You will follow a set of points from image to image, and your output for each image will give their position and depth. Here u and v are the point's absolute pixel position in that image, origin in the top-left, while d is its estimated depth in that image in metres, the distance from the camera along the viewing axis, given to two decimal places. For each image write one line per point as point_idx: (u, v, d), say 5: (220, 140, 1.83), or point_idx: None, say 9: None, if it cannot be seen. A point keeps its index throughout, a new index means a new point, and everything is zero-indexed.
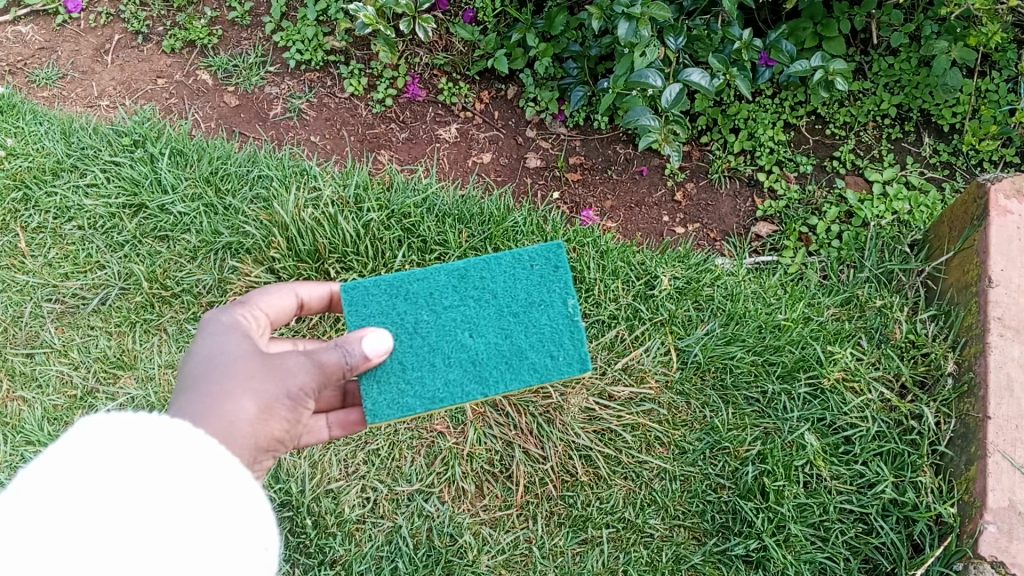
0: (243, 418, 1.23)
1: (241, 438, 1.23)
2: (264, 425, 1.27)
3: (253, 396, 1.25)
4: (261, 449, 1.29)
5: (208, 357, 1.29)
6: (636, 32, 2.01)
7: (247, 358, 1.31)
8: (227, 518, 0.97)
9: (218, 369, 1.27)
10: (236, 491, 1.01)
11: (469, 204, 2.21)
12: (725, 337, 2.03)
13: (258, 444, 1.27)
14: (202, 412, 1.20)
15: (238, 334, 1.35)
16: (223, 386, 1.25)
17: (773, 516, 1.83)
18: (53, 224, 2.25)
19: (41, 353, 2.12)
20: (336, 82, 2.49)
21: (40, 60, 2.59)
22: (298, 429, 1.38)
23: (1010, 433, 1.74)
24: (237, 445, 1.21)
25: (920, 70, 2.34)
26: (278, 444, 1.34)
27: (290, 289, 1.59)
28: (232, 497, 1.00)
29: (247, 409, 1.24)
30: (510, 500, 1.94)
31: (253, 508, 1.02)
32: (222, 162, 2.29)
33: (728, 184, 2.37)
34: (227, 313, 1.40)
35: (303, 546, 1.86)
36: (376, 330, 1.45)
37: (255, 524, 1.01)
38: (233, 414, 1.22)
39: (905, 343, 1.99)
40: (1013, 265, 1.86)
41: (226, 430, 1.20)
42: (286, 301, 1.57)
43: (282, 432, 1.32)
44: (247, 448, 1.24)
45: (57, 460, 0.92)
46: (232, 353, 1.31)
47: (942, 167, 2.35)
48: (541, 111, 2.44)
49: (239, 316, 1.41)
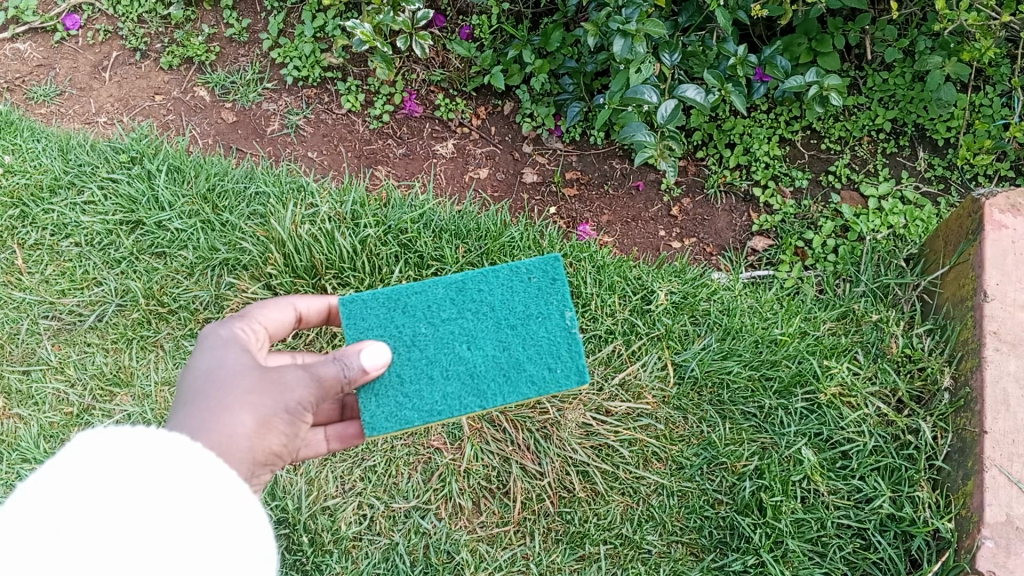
0: (241, 432, 1.22)
1: (238, 452, 1.22)
2: (262, 439, 1.26)
3: (251, 411, 1.25)
4: (260, 463, 1.29)
5: (206, 371, 1.29)
6: (632, 49, 2.03)
7: (245, 372, 1.30)
8: (227, 532, 0.96)
9: (217, 383, 1.27)
10: (233, 502, 1.00)
11: (466, 219, 2.22)
12: (722, 352, 2.03)
13: (256, 458, 1.26)
14: (200, 426, 1.20)
15: (237, 349, 1.35)
16: (221, 400, 1.24)
17: (771, 532, 1.82)
18: (51, 241, 2.26)
19: (37, 370, 2.11)
20: (334, 98, 2.51)
21: (39, 77, 2.61)
22: (296, 442, 1.37)
23: (1007, 448, 1.73)
24: (235, 459, 1.21)
25: (914, 84, 2.36)
26: (277, 458, 1.34)
27: (288, 302, 1.59)
28: (231, 511, 0.99)
29: (245, 424, 1.23)
30: (508, 516, 1.92)
31: (250, 519, 1.01)
32: (220, 178, 2.30)
33: (724, 199, 2.39)
34: (226, 327, 1.39)
35: (299, 565, 1.84)
36: (375, 342, 1.45)
37: (254, 539, 1.01)
38: (231, 429, 1.21)
39: (902, 357, 1.99)
40: (1008, 279, 1.87)
41: (224, 445, 1.20)
42: (284, 314, 1.56)
43: (281, 446, 1.32)
44: (246, 462, 1.24)
45: (56, 474, 0.92)
46: (230, 367, 1.30)
47: (936, 181, 2.37)
48: (538, 126, 2.46)
49: (238, 330, 1.40)
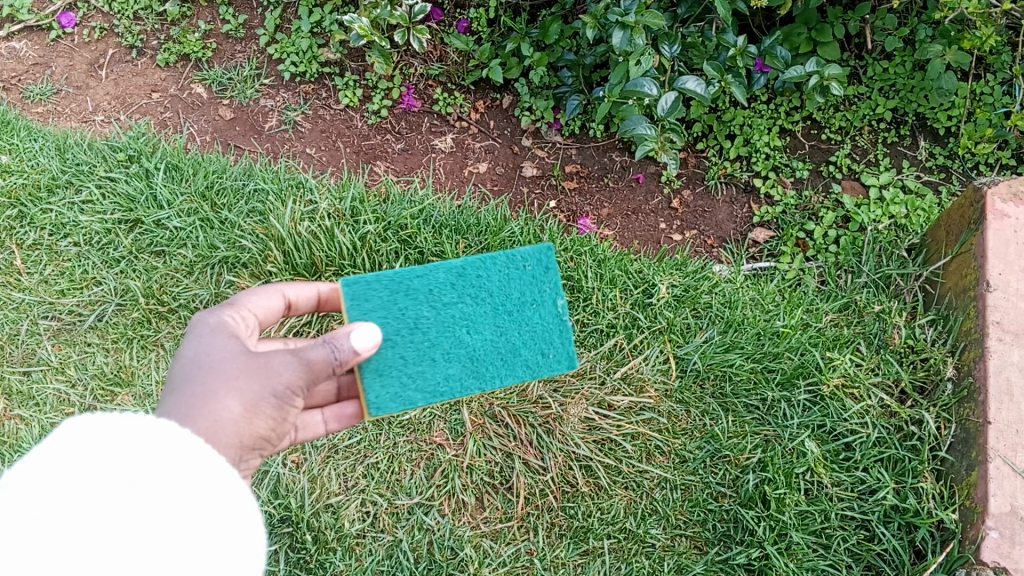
0: (228, 417, 1.21)
1: (226, 437, 1.20)
2: (250, 423, 1.24)
3: (238, 396, 1.23)
4: (249, 448, 1.27)
5: (195, 358, 1.28)
6: (631, 41, 2.01)
7: (234, 358, 1.28)
8: (217, 525, 0.95)
9: (204, 371, 1.25)
10: (223, 491, 0.99)
11: (466, 214, 2.21)
12: (724, 345, 2.03)
13: (245, 443, 1.25)
14: (188, 412, 1.19)
15: (225, 336, 1.33)
16: (209, 386, 1.23)
17: (775, 525, 1.82)
18: (50, 241, 2.25)
19: (38, 371, 2.10)
20: (331, 94, 2.49)
21: (35, 76, 2.59)
22: (286, 425, 1.35)
23: (1011, 438, 1.73)
24: (222, 445, 1.19)
25: (915, 73, 2.35)
26: (267, 442, 1.32)
27: (277, 290, 1.57)
28: (220, 499, 0.97)
29: (233, 409, 1.22)
30: (511, 511, 1.92)
31: (240, 509, 1.00)
32: (218, 176, 2.29)
33: (724, 191, 2.37)
34: (214, 315, 1.38)
35: (303, 562, 1.84)
36: (366, 322, 1.41)
37: (245, 532, 0.99)
38: (218, 414, 1.20)
39: (904, 348, 1.99)
40: (1011, 269, 1.86)
41: (211, 430, 1.19)
42: (268, 303, 1.53)
43: (270, 430, 1.30)
44: (234, 447, 1.22)
45: (48, 458, 0.91)
46: (218, 354, 1.29)
47: (937, 171, 2.36)
48: (536, 120, 2.44)
49: (224, 317, 1.39)
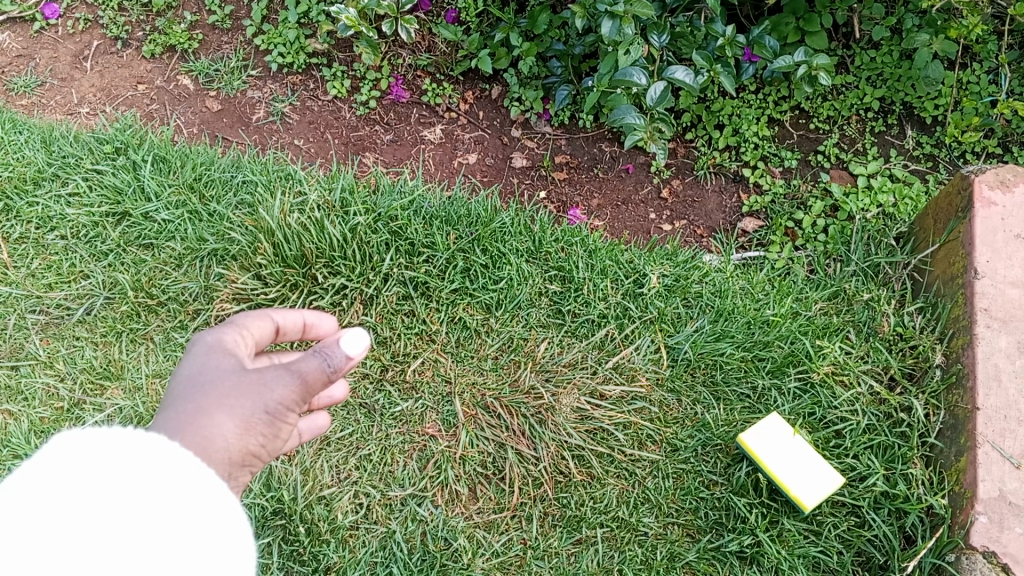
0: (219, 434, 1.15)
1: (215, 455, 1.14)
2: (238, 440, 1.18)
3: (229, 413, 1.18)
4: (238, 466, 1.20)
5: (189, 376, 1.22)
6: (620, 30, 2.00)
7: (226, 375, 1.22)
8: (205, 537, 0.92)
9: (198, 388, 1.20)
10: (213, 505, 0.95)
11: (456, 206, 2.20)
12: (714, 334, 2.04)
13: (234, 460, 1.18)
14: (177, 427, 1.13)
15: (222, 354, 1.26)
16: (198, 403, 1.17)
17: (767, 512, 1.87)
18: (36, 234, 2.22)
19: (26, 365, 2.08)
20: (319, 85, 2.47)
21: (17, 67, 2.55)
22: (277, 443, 1.28)
23: (999, 424, 1.76)
24: (213, 462, 1.13)
25: (902, 62, 2.36)
26: (256, 460, 1.24)
27: (266, 313, 1.43)
28: (209, 513, 0.94)
29: (224, 426, 1.16)
30: (503, 502, 1.92)
31: (230, 524, 0.96)
32: (206, 168, 2.27)
33: (714, 181, 2.38)
34: (209, 334, 1.30)
35: (297, 555, 1.84)
36: (355, 326, 1.28)
37: (234, 546, 0.95)
38: (209, 431, 1.14)
39: (893, 336, 2.01)
40: (998, 256, 1.88)
41: (202, 446, 1.12)
42: (260, 327, 1.40)
43: (260, 448, 1.24)
44: (223, 465, 1.15)
45: (38, 472, 0.88)
46: (213, 371, 1.22)
47: (925, 159, 2.37)
48: (526, 110, 2.43)
49: (216, 337, 1.29)
